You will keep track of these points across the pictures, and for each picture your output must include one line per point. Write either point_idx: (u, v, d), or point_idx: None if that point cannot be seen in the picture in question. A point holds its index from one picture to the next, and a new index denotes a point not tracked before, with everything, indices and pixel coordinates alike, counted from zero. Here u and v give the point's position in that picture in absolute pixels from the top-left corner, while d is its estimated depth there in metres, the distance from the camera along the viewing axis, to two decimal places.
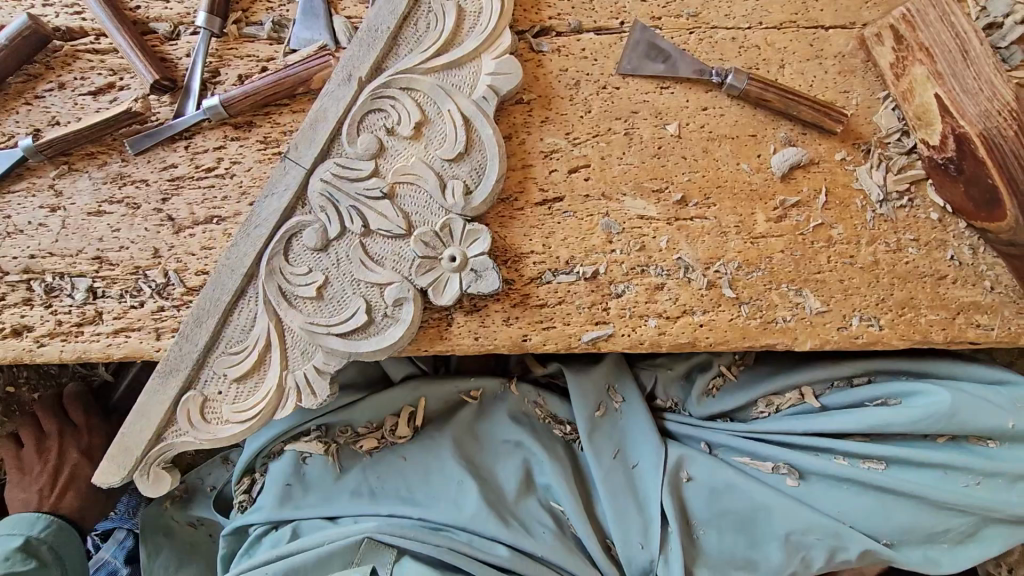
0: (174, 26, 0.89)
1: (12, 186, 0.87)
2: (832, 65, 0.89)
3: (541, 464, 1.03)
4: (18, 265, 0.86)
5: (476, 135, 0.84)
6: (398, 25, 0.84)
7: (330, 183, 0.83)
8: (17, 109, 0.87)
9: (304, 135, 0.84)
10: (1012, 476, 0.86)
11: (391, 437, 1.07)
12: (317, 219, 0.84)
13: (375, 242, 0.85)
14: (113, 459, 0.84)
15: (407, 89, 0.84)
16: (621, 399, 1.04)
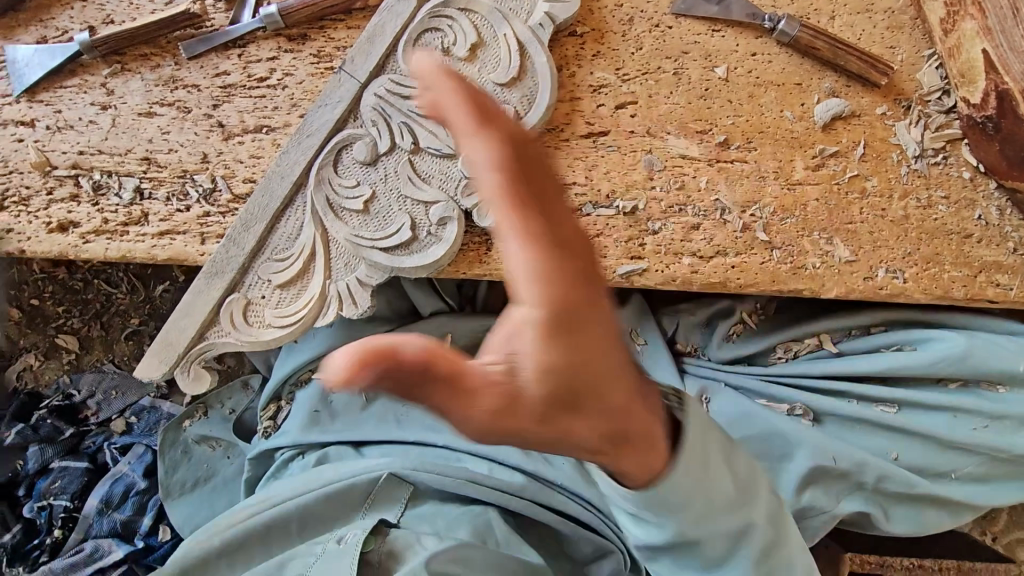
0: None
1: (65, 82, 0.87)
2: (881, 20, 0.90)
3: None
4: (67, 160, 0.87)
5: (530, 61, 0.86)
6: None
7: (383, 98, 0.85)
8: (73, 4, 0.88)
9: (360, 48, 0.85)
10: (1019, 419, 0.92)
11: None
12: (368, 133, 0.85)
13: (423, 159, 0.85)
14: (157, 354, 0.87)
15: (465, 10, 0.85)
16: (644, 339, 1.07)
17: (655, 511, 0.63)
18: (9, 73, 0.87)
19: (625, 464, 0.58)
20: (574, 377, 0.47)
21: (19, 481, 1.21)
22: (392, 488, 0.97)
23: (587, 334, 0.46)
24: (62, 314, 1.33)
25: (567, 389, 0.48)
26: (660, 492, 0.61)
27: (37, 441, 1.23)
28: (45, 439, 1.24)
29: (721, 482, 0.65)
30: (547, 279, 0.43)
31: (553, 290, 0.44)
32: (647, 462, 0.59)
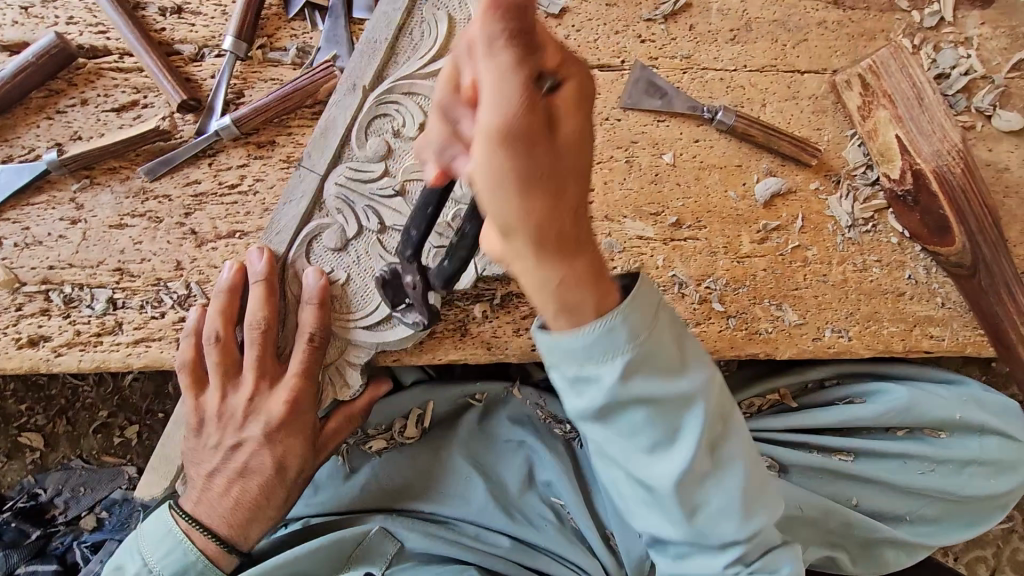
0: (198, 48, 0.92)
1: (32, 199, 0.88)
2: (808, 105, 1.00)
3: (542, 460, 1.09)
4: (36, 276, 0.88)
5: None
6: (395, 36, 0.90)
7: (345, 186, 0.89)
8: (38, 123, 0.89)
9: (316, 144, 0.89)
10: (959, 462, 1.02)
11: (399, 438, 1.10)
12: (335, 221, 0.89)
13: (391, 237, 0.89)
14: (155, 470, 0.92)
15: (409, 93, 0.90)
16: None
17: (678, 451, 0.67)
18: None
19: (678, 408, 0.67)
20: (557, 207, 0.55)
21: None
22: (380, 546, 1.01)
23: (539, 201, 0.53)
24: (26, 412, 1.29)
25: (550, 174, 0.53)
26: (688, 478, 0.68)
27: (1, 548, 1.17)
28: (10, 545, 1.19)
29: (725, 451, 0.70)
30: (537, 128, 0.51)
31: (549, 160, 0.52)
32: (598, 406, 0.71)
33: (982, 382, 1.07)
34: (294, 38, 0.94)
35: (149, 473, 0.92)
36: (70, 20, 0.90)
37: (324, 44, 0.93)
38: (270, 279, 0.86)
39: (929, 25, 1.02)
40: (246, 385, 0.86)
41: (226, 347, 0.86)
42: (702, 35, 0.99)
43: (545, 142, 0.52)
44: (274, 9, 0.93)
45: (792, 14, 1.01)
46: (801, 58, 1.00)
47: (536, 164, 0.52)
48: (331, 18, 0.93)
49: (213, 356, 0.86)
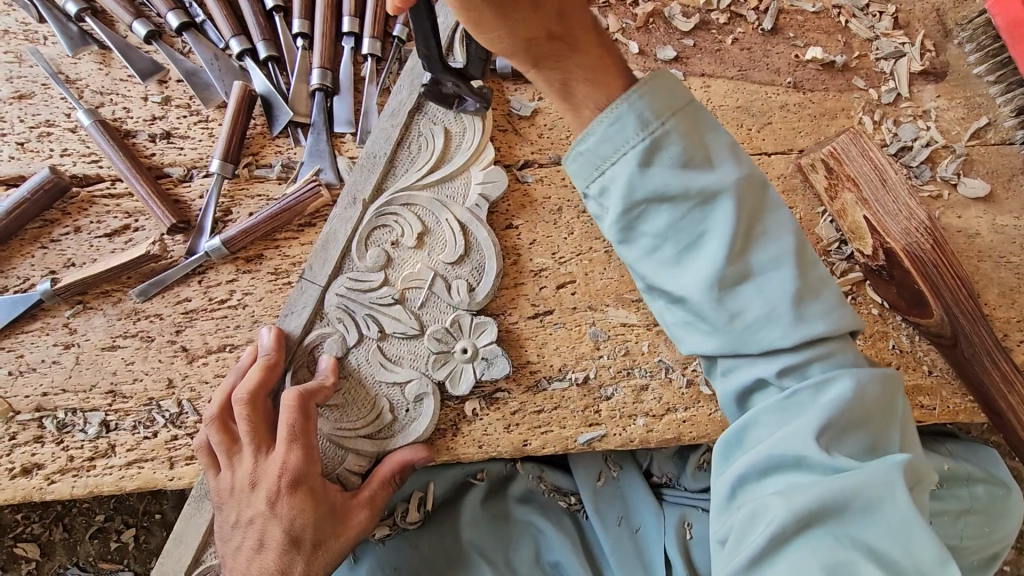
0: (186, 170, 0.96)
1: (27, 327, 0.90)
2: (777, 185, 1.03)
3: (549, 541, 1.09)
4: (30, 403, 0.89)
5: (474, 238, 0.95)
6: (393, 149, 0.95)
7: (345, 296, 0.92)
8: (33, 253, 0.92)
9: (317, 256, 0.93)
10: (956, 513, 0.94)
11: (402, 523, 1.07)
12: (336, 329, 0.92)
13: (391, 344, 0.93)
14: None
15: (408, 205, 0.95)
16: (618, 467, 1.15)
17: (692, 178, 0.65)
18: None
19: (671, 139, 0.65)
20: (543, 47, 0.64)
21: None
22: None
23: (528, 23, 0.61)
24: (21, 522, 1.28)
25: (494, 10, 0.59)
26: (751, 231, 0.66)
27: None
28: None
29: (756, 250, 0.66)
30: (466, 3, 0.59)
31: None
32: (605, 92, 0.67)
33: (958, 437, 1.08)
34: (279, 155, 0.98)
35: None
36: (64, 152, 0.95)
37: (308, 159, 0.97)
38: (270, 349, 0.88)
39: (887, 101, 1.07)
40: (247, 456, 0.83)
41: (225, 423, 0.85)
42: None
43: (298, 481, 0.81)
44: (259, 130, 0.98)
45: (754, 99, 1.05)
46: (767, 140, 1.04)
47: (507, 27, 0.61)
48: (314, 134, 0.97)
49: (215, 433, 0.84)
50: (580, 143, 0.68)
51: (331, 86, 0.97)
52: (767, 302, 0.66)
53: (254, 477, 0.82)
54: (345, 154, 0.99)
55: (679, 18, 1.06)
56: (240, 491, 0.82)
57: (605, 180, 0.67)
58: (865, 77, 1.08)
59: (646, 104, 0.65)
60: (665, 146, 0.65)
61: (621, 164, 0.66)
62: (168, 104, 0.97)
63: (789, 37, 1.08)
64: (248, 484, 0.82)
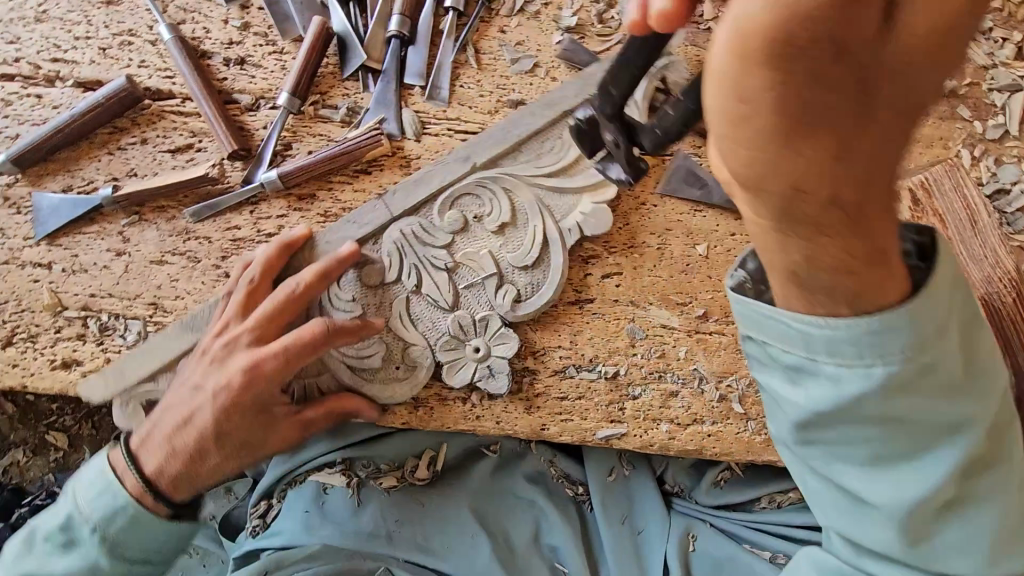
0: (255, 99, 0.96)
1: (85, 229, 0.93)
2: None
3: (550, 524, 1.09)
4: (78, 301, 0.92)
5: (547, 258, 0.92)
6: (529, 136, 0.94)
7: (410, 236, 0.91)
8: (99, 157, 0.94)
9: (405, 186, 0.93)
10: None
11: (410, 478, 1.10)
12: (378, 261, 0.91)
13: (419, 301, 0.92)
14: (108, 382, 0.89)
15: (507, 190, 0.92)
16: (631, 466, 1.13)
17: (849, 375, 0.60)
18: (32, 217, 0.93)
19: (839, 335, 0.58)
20: (820, 223, 0.50)
21: None
22: None
23: (798, 159, 0.44)
24: (56, 411, 1.35)
25: (778, 170, 0.45)
26: (921, 350, 0.58)
27: None
28: None
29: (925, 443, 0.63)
30: (743, 69, 0.40)
31: (831, 68, 0.39)
32: (862, 293, 0.56)
33: None
34: (346, 98, 0.97)
35: (102, 377, 0.89)
36: (142, 63, 0.96)
37: (373, 106, 0.96)
38: (330, 267, 0.85)
39: (992, 137, 0.98)
40: (241, 340, 0.83)
41: (254, 293, 0.86)
42: None
43: (260, 384, 0.81)
44: (330, 69, 0.97)
45: None
46: None
47: (812, 251, 0.53)
48: (383, 81, 0.96)
49: (240, 295, 0.86)
50: (802, 319, 0.60)
51: (407, 35, 0.96)
52: (895, 490, 0.64)
53: (234, 357, 0.82)
54: (412, 107, 0.97)
55: None
56: (213, 361, 0.83)
57: (760, 356, 0.67)
58: (973, 107, 0.99)
59: (907, 328, 0.57)
60: (884, 339, 0.57)
61: (803, 343, 0.61)
62: (247, 30, 0.97)
63: None
64: (229, 357, 0.83)
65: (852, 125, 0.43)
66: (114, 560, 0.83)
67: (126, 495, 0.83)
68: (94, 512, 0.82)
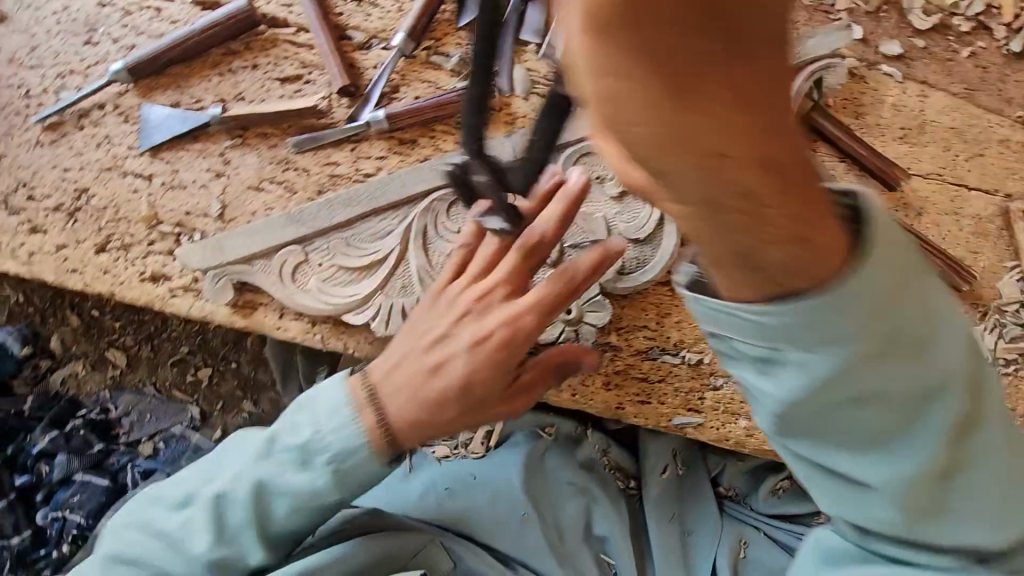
0: (368, 37, 0.95)
1: (188, 146, 0.93)
2: (969, 225, 0.92)
3: (600, 514, 1.05)
4: (173, 217, 0.92)
5: (661, 236, 0.89)
6: None
7: None
8: (210, 77, 0.94)
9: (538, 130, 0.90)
10: None
11: (464, 449, 1.11)
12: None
13: None
14: (205, 249, 0.90)
15: None
16: (685, 466, 1.11)
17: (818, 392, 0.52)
18: (138, 128, 0.93)
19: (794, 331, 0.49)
20: (712, 204, 0.41)
21: (40, 487, 1.26)
22: (433, 558, 0.97)
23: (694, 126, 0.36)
24: (118, 331, 1.37)
25: (689, 138, 0.37)
26: (876, 357, 0.51)
27: (68, 452, 1.27)
28: (75, 450, 1.28)
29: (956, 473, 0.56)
30: (602, 47, 0.33)
31: (688, 31, 0.32)
32: (799, 273, 0.46)
33: None
34: (459, 47, 0.95)
35: (203, 245, 0.90)
36: None
37: None
38: (576, 199, 0.75)
39: None
40: (495, 294, 0.78)
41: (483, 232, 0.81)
42: (869, 127, 0.94)
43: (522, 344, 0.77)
44: (446, 17, 0.96)
45: (973, 125, 0.94)
46: (973, 173, 0.93)
47: (788, 259, 0.45)
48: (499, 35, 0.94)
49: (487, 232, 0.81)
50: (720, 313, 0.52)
51: None
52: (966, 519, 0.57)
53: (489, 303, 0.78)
54: (523, 64, 0.95)
55: (917, 15, 0.95)
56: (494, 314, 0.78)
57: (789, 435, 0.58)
58: None
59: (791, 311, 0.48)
60: (813, 329, 0.49)
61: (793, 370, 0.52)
62: None
63: None
64: (486, 304, 0.78)
65: (731, 88, 0.35)
66: (342, 490, 0.78)
67: (354, 422, 0.77)
68: (335, 438, 0.77)
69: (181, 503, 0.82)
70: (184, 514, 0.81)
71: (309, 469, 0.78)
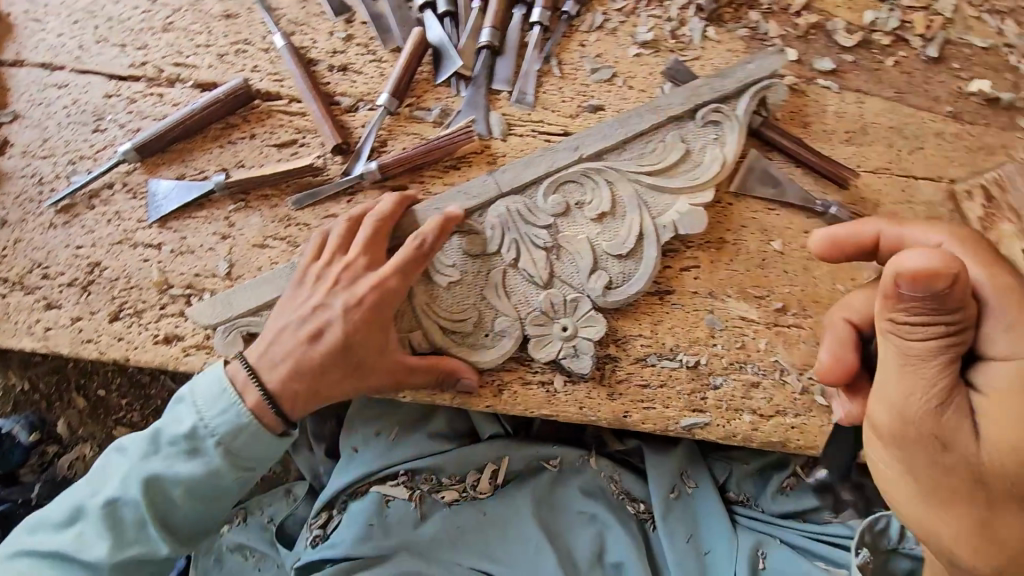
0: (355, 101, 1.04)
1: (193, 214, 0.99)
2: (923, 210, 1.00)
3: (612, 539, 1.04)
4: (183, 280, 0.97)
5: (642, 250, 0.94)
6: (632, 136, 0.98)
7: (514, 213, 0.94)
8: (212, 150, 1.02)
9: (516, 167, 0.97)
10: None
11: (471, 491, 1.08)
12: (483, 233, 0.94)
13: (515, 275, 0.94)
14: (214, 304, 0.93)
15: (609, 182, 0.96)
16: (695, 484, 1.10)
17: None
18: (146, 202, 1.00)
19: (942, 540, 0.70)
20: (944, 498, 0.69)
21: None
22: None
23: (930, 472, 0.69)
24: (125, 407, 1.38)
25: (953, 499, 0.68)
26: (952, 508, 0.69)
27: None
28: None
29: None
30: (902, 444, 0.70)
31: (944, 472, 0.68)
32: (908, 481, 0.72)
33: None
34: (439, 101, 1.04)
35: (211, 301, 0.93)
36: (255, 69, 1.05)
37: (464, 108, 1.03)
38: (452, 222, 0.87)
39: None
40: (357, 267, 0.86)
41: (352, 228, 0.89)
42: (818, 134, 1.03)
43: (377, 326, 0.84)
44: (425, 76, 1.05)
45: (909, 122, 1.04)
46: (918, 164, 1.02)
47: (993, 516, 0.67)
48: (473, 87, 1.04)
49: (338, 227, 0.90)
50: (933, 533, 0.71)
51: (497, 46, 1.05)
52: None
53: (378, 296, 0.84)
54: (498, 110, 1.04)
55: (842, 34, 1.07)
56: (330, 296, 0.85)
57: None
58: None
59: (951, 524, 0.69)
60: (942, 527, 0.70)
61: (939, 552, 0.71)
62: (350, 41, 1.07)
63: (954, 67, 1.06)
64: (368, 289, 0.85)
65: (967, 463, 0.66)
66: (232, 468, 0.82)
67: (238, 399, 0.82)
68: (217, 421, 0.81)
69: (64, 521, 0.80)
70: (72, 531, 0.79)
71: (196, 457, 0.81)
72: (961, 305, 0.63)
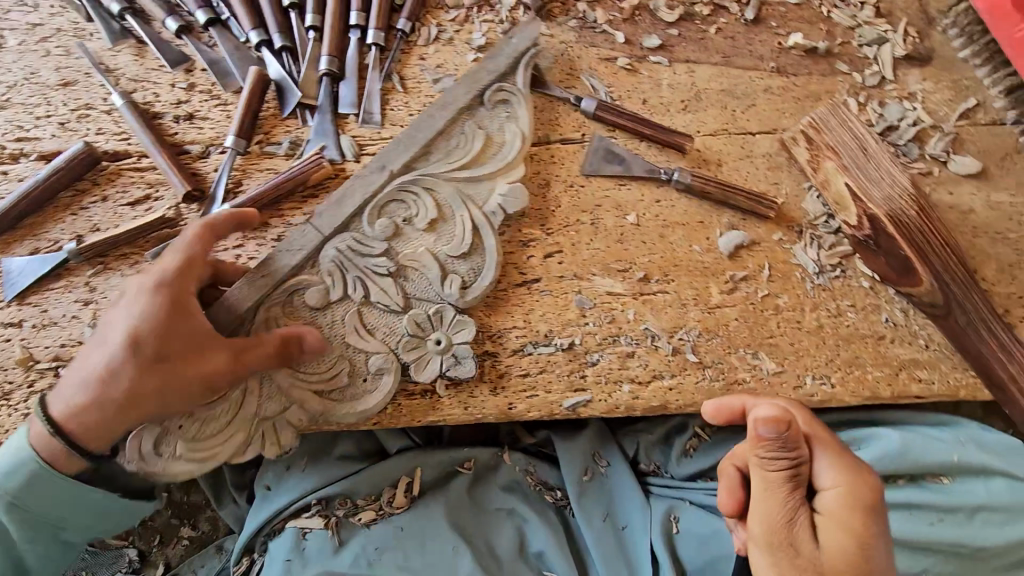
0: (205, 147, 1.05)
1: (52, 285, 0.98)
2: (762, 163, 1.06)
3: (531, 529, 1.06)
4: (49, 353, 0.95)
5: (482, 242, 0.98)
6: (435, 137, 1.00)
7: (344, 254, 0.94)
8: (64, 218, 1.01)
9: (330, 207, 0.96)
10: (969, 510, 0.94)
11: (389, 508, 1.07)
12: (322, 282, 0.93)
13: (371, 312, 0.94)
14: None
15: (428, 190, 0.98)
16: (607, 462, 1.12)
17: None
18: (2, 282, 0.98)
19: None
20: None
21: None
22: None
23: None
24: None
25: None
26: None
27: None
28: None
29: None
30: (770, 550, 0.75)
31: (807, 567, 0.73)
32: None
33: (974, 422, 1.02)
34: (288, 133, 1.06)
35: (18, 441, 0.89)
36: (99, 132, 1.05)
37: (314, 137, 1.05)
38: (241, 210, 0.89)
39: (872, 84, 1.10)
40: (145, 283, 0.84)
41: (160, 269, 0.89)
42: (656, 107, 1.08)
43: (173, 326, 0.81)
44: (271, 111, 1.07)
45: (738, 83, 1.10)
46: (752, 121, 1.08)
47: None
48: (320, 115, 1.05)
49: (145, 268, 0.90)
50: None
51: (337, 71, 1.07)
52: None
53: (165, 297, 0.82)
54: (348, 133, 1.06)
55: (664, 11, 1.13)
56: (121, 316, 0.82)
57: None
58: (848, 62, 1.12)
59: None
60: None
61: None
62: (193, 90, 1.08)
63: (771, 26, 1.13)
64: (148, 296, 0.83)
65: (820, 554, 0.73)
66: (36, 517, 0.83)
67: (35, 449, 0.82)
68: None
69: None
70: None
71: None
72: (797, 443, 0.73)
